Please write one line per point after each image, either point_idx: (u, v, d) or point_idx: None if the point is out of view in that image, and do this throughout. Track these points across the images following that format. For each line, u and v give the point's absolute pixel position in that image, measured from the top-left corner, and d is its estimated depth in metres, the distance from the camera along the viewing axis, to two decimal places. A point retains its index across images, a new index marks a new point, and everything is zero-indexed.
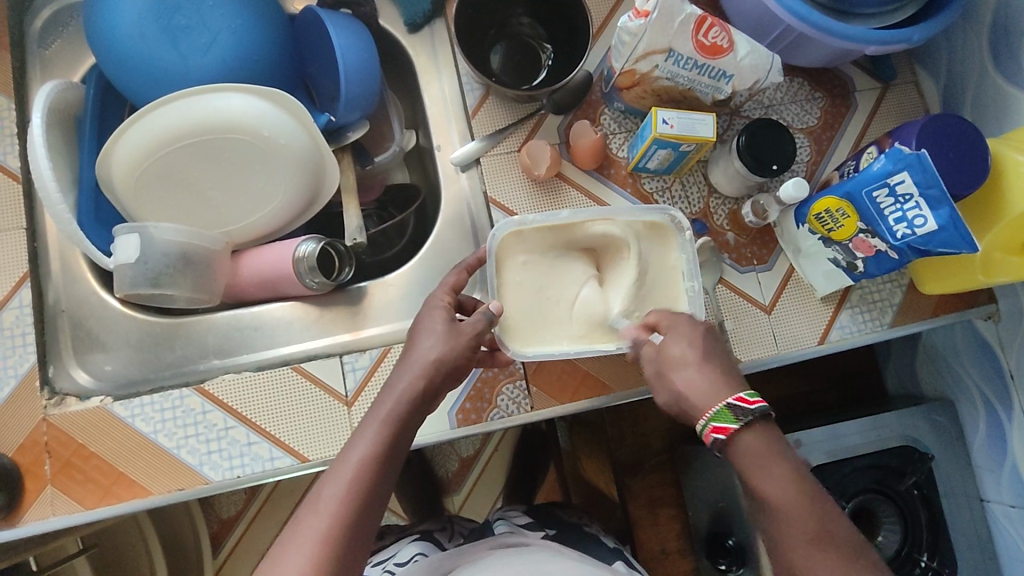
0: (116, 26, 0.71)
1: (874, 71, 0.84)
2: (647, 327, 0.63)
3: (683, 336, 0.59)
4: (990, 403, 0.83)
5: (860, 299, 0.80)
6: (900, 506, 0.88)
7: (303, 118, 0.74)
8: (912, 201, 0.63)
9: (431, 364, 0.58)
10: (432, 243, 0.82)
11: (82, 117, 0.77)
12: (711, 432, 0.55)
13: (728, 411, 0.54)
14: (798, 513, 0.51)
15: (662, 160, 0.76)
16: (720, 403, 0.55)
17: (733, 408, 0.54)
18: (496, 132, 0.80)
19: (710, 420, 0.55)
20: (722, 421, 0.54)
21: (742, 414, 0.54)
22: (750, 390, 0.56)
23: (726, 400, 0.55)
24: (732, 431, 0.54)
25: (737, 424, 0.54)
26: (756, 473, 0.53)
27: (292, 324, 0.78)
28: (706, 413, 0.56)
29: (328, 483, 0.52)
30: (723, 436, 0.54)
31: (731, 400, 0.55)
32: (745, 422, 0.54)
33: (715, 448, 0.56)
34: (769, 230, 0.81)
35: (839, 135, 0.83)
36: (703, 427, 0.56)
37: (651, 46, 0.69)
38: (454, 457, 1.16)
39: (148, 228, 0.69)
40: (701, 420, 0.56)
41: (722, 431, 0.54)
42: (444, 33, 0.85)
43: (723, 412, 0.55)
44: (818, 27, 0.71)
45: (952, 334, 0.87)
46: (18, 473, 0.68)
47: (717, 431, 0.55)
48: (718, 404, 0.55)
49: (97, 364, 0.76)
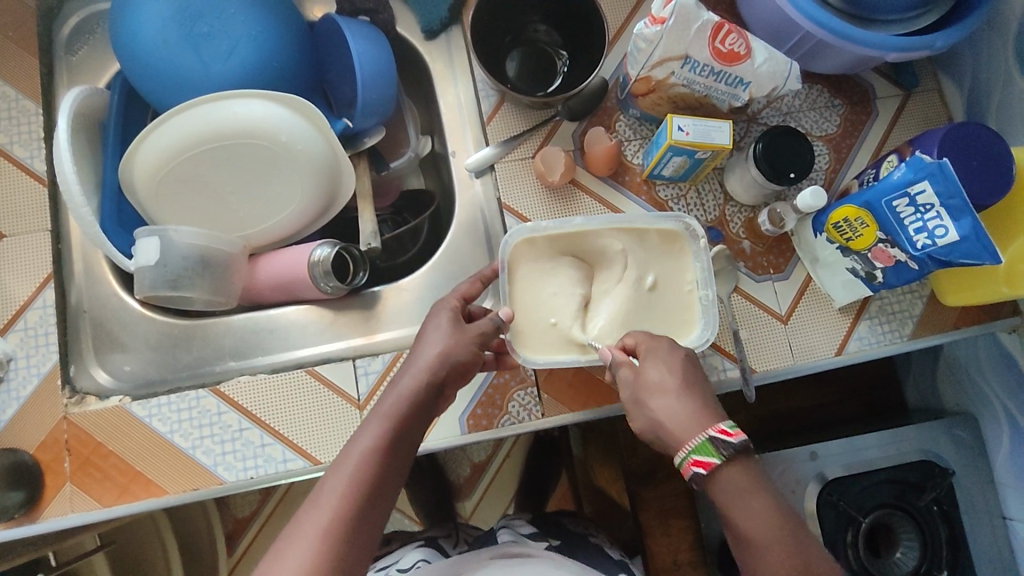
0: (141, 34, 0.73)
1: (895, 77, 0.83)
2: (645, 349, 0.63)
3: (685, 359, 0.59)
4: (1014, 417, 0.81)
5: (879, 310, 0.78)
6: (920, 523, 0.85)
7: (320, 123, 0.75)
8: (933, 212, 0.62)
9: (437, 357, 0.60)
10: (447, 248, 0.83)
11: (107, 122, 0.79)
12: (691, 465, 0.54)
13: (710, 445, 0.53)
14: (798, 536, 0.51)
15: (677, 167, 0.76)
16: (700, 435, 0.54)
17: (715, 441, 0.53)
18: (511, 138, 0.80)
19: (690, 453, 0.53)
20: (703, 455, 0.53)
21: (724, 448, 0.53)
22: (729, 421, 0.55)
23: (707, 432, 0.54)
24: (713, 466, 0.53)
25: (719, 458, 0.53)
26: (756, 496, 0.52)
27: (307, 327, 0.80)
28: (685, 446, 0.54)
29: (330, 478, 0.52)
30: (705, 470, 0.53)
31: (712, 432, 0.54)
32: (726, 456, 0.53)
33: (693, 481, 0.55)
34: (786, 239, 0.80)
35: (858, 143, 0.82)
36: (683, 460, 0.54)
37: (667, 53, 0.69)
38: (467, 462, 1.15)
39: (168, 231, 0.71)
40: (681, 452, 0.54)
41: (703, 465, 0.53)
42: (461, 40, 0.86)
43: (704, 447, 0.53)
44: (838, 34, 0.69)
45: (975, 347, 0.85)
46: (40, 469, 0.69)
47: (697, 465, 0.53)
48: (698, 437, 0.54)
49: (116, 363, 0.77)
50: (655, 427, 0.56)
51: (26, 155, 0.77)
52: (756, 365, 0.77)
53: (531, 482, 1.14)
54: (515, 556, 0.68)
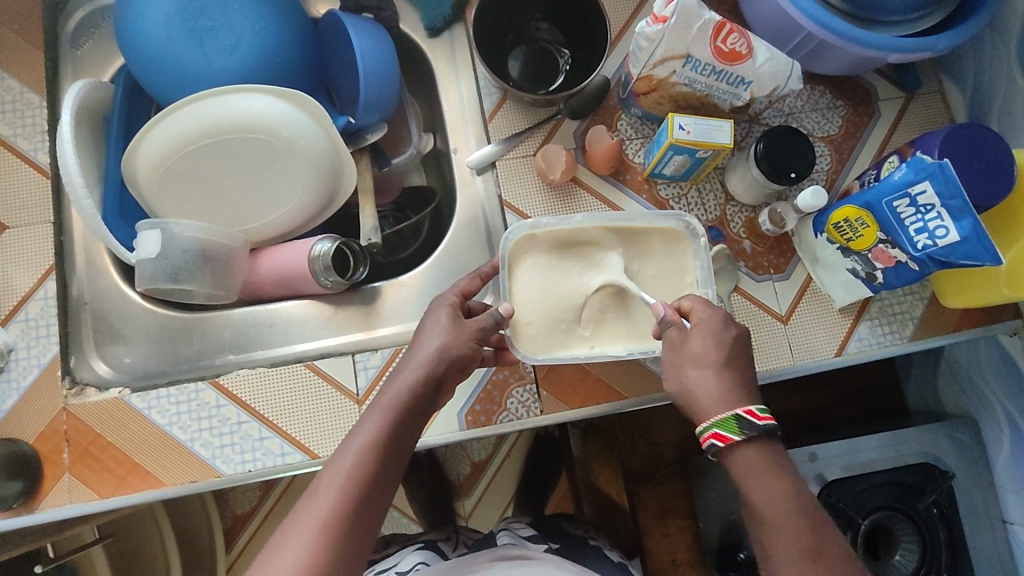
0: (145, 28, 0.73)
1: (897, 79, 0.83)
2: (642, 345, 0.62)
3: (684, 354, 0.59)
4: (1015, 421, 0.81)
5: (880, 311, 0.78)
6: (919, 525, 0.85)
7: (321, 118, 0.76)
8: (934, 212, 0.62)
9: (435, 352, 0.60)
10: (448, 245, 0.83)
11: (110, 116, 0.80)
12: (710, 437, 0.55)
13: (734, 422, 0.54)
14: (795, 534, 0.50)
15: (678, 166, 0.76)
16: (727, 411, 0.54)
17: (739, 420, 0.54)
18: (513, 136, 0.81)
19: (713, 426, 0.54)
20: (725, 430, 0.54)
21: (747, 428, 0.53)
22: (760, 405, 0.55)
23: (734, 410, 0.54)
24: (731, 442, 0.54)
25: (739, 436, 0.53)
26: (754, 494, 0.52)
27: (306, 322, 0.80)
28: (710, 418, 0.55)
29: (329, 472, 0.52)
30: (722, 444, 0.54)
31: (738, 410, 0.54)
32: (746, 435, 0.53)
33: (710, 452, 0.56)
34: (787, 239, 0.80)
35: (860, 144, 0.82)
36: (704, 430, 0.55)
37: (668, 52, 0.69)
38: (467, 461, 1.15)
39: (170, 225, 0.71)
40: (704, 422, 0.55)
41: (722, 439, 0.54)
42: (464, 38, 0.86)
43: (729, 422, 0.54)
44: (840, 34, 0.69)
45: (976, 349, 0.85)
46: (39, 460, 0.69)
47: (717, 437, 0.54)
48: (726, 411, 0.54)
49: (116, 355, 0.78)
50: (684, 392, 0.57)
51: (30, 147, 0.77)
52: (756, 365, 0.77)
53: (530, 482, 1.13)
54: (515, 559, 0.67)
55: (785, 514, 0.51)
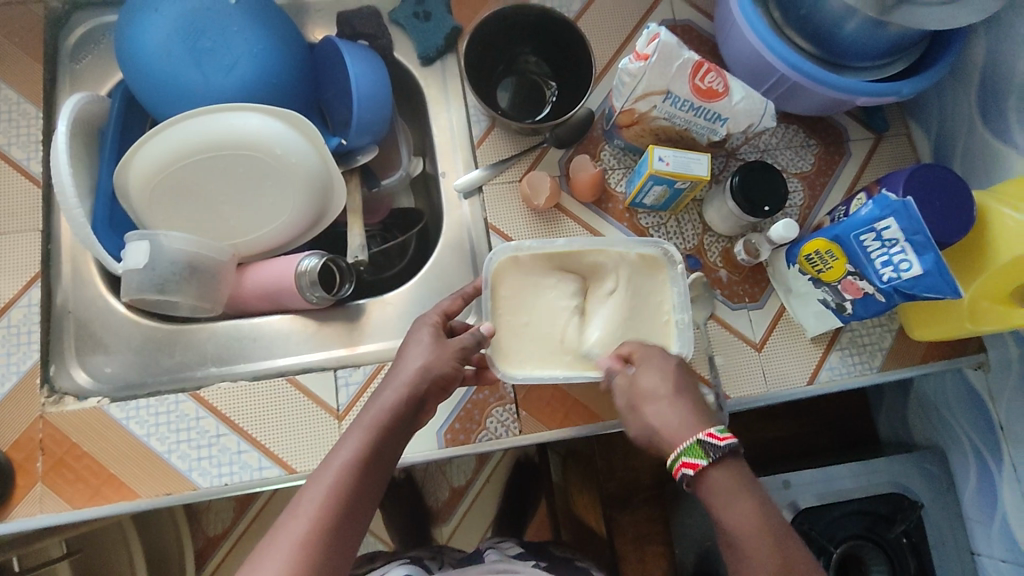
0: (146, 47, 0.75)
1: (866, 121, 0.87)
2: (623, 360, 0.64)
3: (657, 371, 0.61)
4: (980, 453, 0.83)
5: (850, 342, 0.81)
6: (889, 554, 0.87)
7: (315, 139, 0.78)
8: (898, 246, 0.65)
9: (418, 371, 0.61)
10: (433, 265, 0.84)
11: (105, 128, 0.81)
12: (682, 466, 0.55)
13: (700, 447, 0.54)
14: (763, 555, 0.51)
15: (657, 196, 0.79)
16: (691, 437, 0.55)
17: (704, 444, 0.54)
18: (499, 162, 0.83)
19: (681, 455, 0.55)
20: (693, 457, 0.54)
21: (713, 452, 0.54)
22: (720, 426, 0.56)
23: (697, 434, 0.55)
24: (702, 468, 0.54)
25: (708, 460, 0.54)
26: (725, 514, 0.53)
27: (290, 336, 0.80)
28: (678, 448, 0.55)
29: (309, 489, 0.53)
30: (694, 471, 0.54)
31: (702, 435, 0.55)
32: (715, 458, 0.54)
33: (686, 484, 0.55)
34: (761, 269, 0.83)
35: (831, 181, 0.85)
36: (674, 462, 0.55)
37: (649, 87, 0.72)
38: (446, 486, 1.11)
39: (159, 236, 0.72)
40: (673, 453, 0.56)
41: (692, 467, 0.54)
42: (455, 67, 0.89)
43: (694, 448, 0.54)
44: (810, 76, 0.74)
45: (943, 381, 0.88)
46: (11, 468, 0.69)
47: (687, 466, 0.54)
48: (689, 439, 0.55)
49: (97, 365, 0.77)
50: (650, 434, 0.58)
51: (24, 156, 0.79)
52: (731, 392, 0.78)
53: (510, 508, 1.11)
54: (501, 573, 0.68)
55: (754, 534, 0.52)
